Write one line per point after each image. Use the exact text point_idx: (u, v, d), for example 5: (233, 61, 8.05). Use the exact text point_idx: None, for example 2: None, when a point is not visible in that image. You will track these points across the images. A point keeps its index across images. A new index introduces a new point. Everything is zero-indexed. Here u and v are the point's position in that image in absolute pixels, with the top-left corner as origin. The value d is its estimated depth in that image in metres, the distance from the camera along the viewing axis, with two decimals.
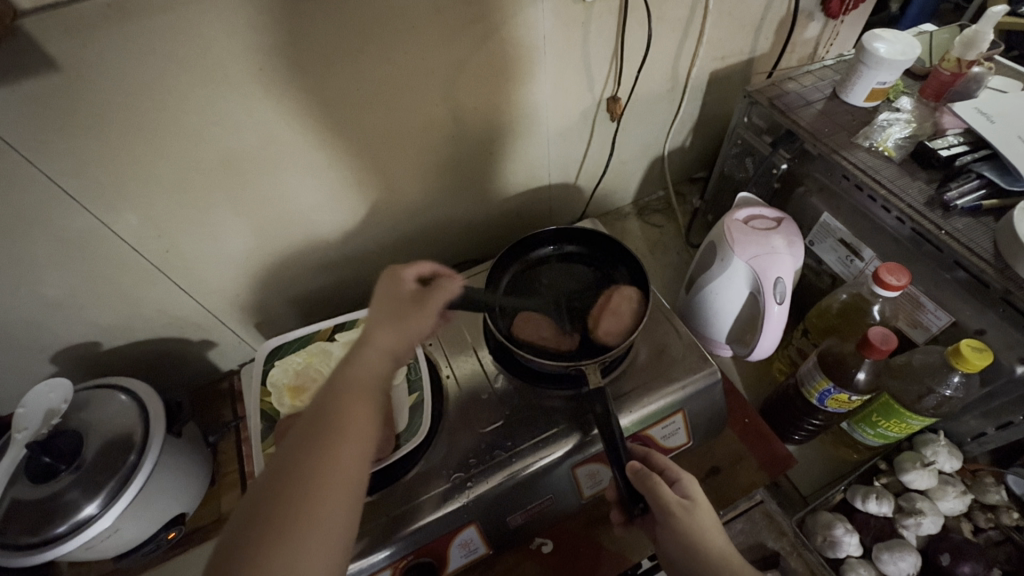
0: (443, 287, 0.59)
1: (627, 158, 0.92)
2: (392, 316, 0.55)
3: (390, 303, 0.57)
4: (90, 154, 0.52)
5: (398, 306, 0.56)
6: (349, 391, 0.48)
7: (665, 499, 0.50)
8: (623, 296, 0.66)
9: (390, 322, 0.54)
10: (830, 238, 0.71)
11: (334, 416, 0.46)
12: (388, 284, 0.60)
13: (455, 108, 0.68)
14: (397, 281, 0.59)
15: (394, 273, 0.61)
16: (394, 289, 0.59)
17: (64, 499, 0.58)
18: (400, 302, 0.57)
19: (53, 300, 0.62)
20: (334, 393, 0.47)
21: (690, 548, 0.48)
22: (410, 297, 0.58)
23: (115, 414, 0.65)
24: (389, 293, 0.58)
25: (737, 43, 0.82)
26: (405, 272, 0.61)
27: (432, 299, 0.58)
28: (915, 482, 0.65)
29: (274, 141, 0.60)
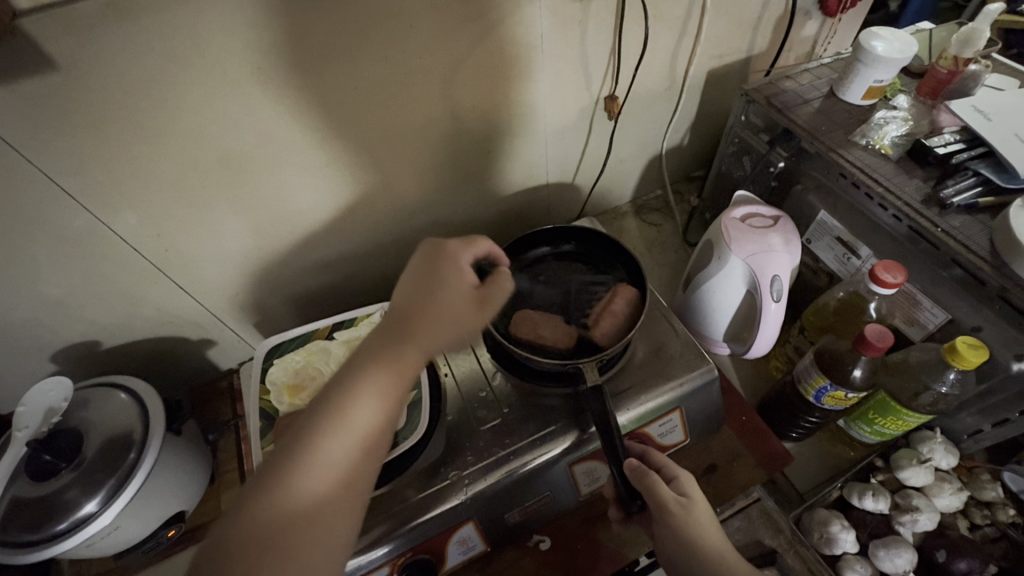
0: (503, 286, 0.54)
1: (625, 156, 0.92)
2: (444, 312, 0.50)
3: (448, 292, 0.51)
4: (89, 153, 0.53)
5: (457, 300, 0.51)
6: (383, 387, 0.46)
7: (663, 498, 0.50)
8: (618, 293, 0.66)
9: (434, 313, 0.50)
10: (827, 236, 0.71)
11: (361, 409, 0.44)
12: (441, 263, 0.53)
13: (453, 106, 0.68)
14: (454, 265, 0.53)
15: (448, 253, 0.54)
16: (452, 275, 0.53)
17: (64, 497, 0.59)
18: (459, 293, 0.52)
19: (53, 299, 0.63)
20: (365, 382, 0.45)
21: (687, 544, 0.49)
22: (469, 291, 0.52)
23: (114, 412, 0.65)
24: (445, 278, 0.52)
25: (734, 41, 0.82)
26: (460, 255, 0.55)
27: (491, 298, 0.53)
28: (912, 479, 0.65)
29: (273, 140, 0.61)
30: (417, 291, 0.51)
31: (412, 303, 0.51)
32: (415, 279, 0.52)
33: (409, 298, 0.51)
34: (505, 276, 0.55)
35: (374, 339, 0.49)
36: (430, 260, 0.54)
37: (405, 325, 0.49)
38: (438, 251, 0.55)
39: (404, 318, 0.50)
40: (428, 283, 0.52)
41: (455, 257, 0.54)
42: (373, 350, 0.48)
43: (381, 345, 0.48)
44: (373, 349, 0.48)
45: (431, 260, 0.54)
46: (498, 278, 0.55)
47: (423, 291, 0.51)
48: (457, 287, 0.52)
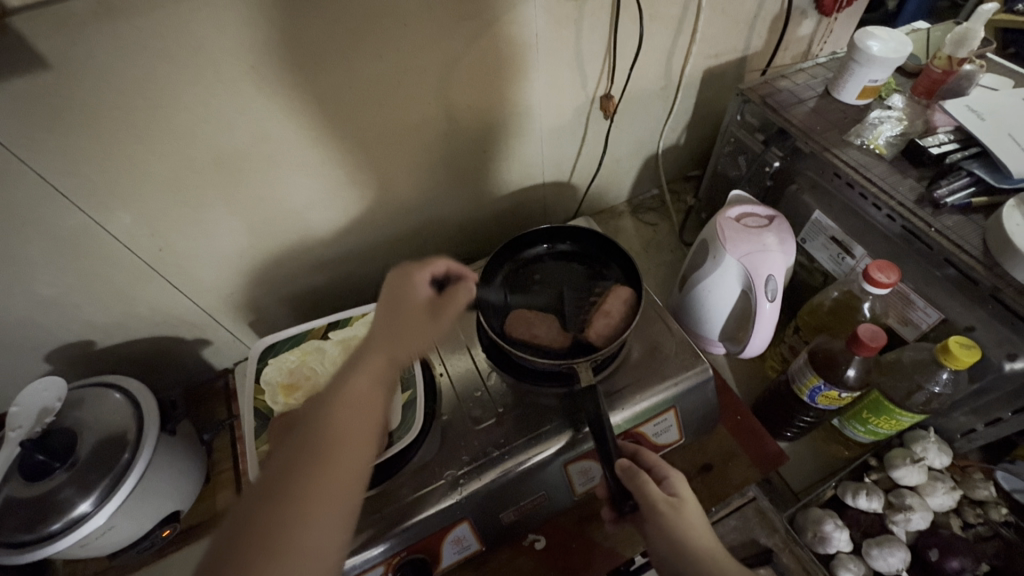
0: (460, 294, 0.59)
1: (621, 156, 0.92)
2: (407, 325, 0.55)
3: (407, 308, 0.57)
4: (82, 152, 0.52)
5: (413, 312, 0.57)
6: (366, 391, 0.49)
7: (653, 497, 0.51)
8: (615, 294, 0.66)
9: (399, 328, 0.55)
10: (821, 235, 0.71)
11: (349, 413, 0.46)
12: (401, 285, 0.59)
13: (448, 105, 0.68)
14: (411, 283, 0.59)
15: (407, 274, 0.60)
16: (408, 292, 0.58)
17: (58, 497, 0.58)
18: (415, 306, 0.57)
19: (47, 299, 0.63)
20: (351, 390, 0.48)
21: (677, 543, 0.49)
22: (426, 304, 0.58)
23: (109, 412, 0.65)
24: (403, 296, 0.58)
25: (731, 40, 0.82)
26: (417, 273, 0.60)
27: (447, 306, 0.58)
28: (905, 478, 0.65)
29: (268, 139, 0.61)
30: (384, 313, 0.57)
31: (381, 323, 0.56)
32: (383, 306, 0.58)
33: (378, 321, 0.56)
34: (464, 287, 0.60)
35: (352, 358, 0.53)
36: (394, 285, 0.59)
37: (375, 340, 0.54)
38: (400, 276, 0.60)
39: (374, 336, 0.54)
40: (391, 305, 0.57)
41: (415, 278, 0.59)
42: (351, 365, 0.52)
43: (359, 359, 0.52)
44: (351, 365, 0.52)
45: (393, 284, 0.60)
46: (456, 291, 0.59)
47: (387, 311, 0.57)
48: (416, 304, 0.57)
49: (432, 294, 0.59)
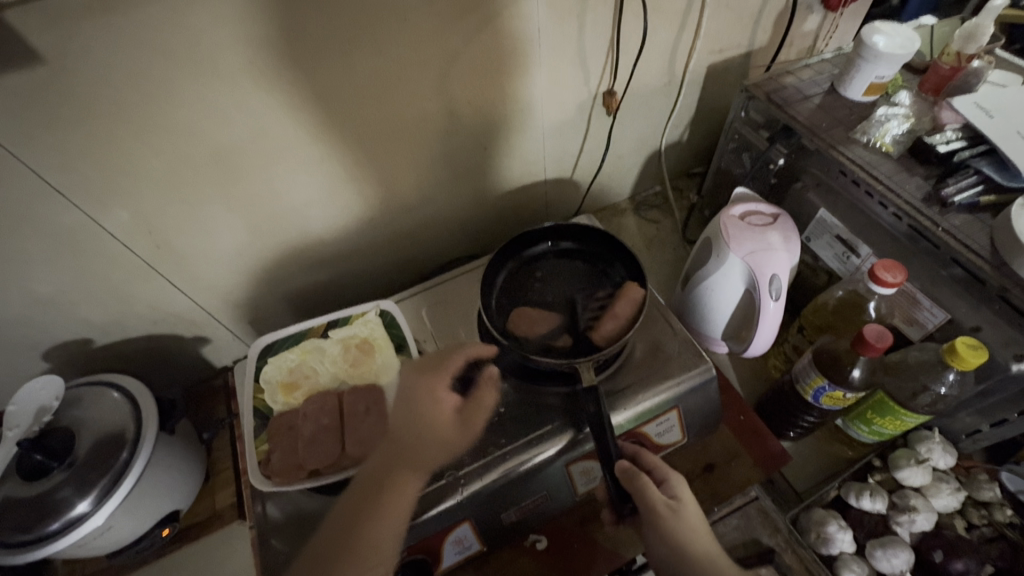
0: (486, 401, 0.61)
1: (624, 153, 0.91)
2: (434, 430, 0.57)
3: (436, 407, 0.58)
4: (77, 149, 0.52)
5: (440, 424, 0.58)
6: (401, 500, 0.53)
7: (653, 500, 0.50)
8: (626, 295, 0.64)
9: (427, 431, 0.57)
10: (826, 234, 0.70)
11: (388, 519, 0.52)
12: (423, 394, 0.59)
13: (449, 102, 0.67)
14: (435, 393, 0.59)
15: (428, 383, 0.60)
16: (434, 403, 0.58)
17: (57, 497, 0.58)
18: (443, 420, 0.58)
19: (44, 296, 0.62)
20: (387, 498, 0.53)
21: (676, 546, 0.49)
22: (453, 405, 0.60)
23: (107, 411, 0.64)
24: (427, 411, 0.58)
25: (735, 36, 0.81)
26: (440, 382, 0.60)
27: (475, 418, 0.60)
28: (909, 479, 0.65)
29: (266, 136, 0.60)
30: (410, 423, 0.57)
31: (406, 436, 0.56)
32: (402, 411, 0.58)
33: (401, 430, 0.57)
34: (488, 386, 0.62)
35: (377, 463, 0.55)
36: (416, 394, 0.59)
37: (404, 445, 0.56)
38: (419, 383, 0.60)
39: (396, 445, 0.56)
40: (414, 417, 0.57)
41: (446, 374, 0.61)
42: (377, 471, 0.55)
43: (388, 467, 0.55)
44: (378, 473, 0.55)
45: (423, 374, 0.61)
46: (484, 386, 0.62)
47: (416, 410, 0.58)
48: (445, 405, 0.59)
49: (458, 400, 0.60)
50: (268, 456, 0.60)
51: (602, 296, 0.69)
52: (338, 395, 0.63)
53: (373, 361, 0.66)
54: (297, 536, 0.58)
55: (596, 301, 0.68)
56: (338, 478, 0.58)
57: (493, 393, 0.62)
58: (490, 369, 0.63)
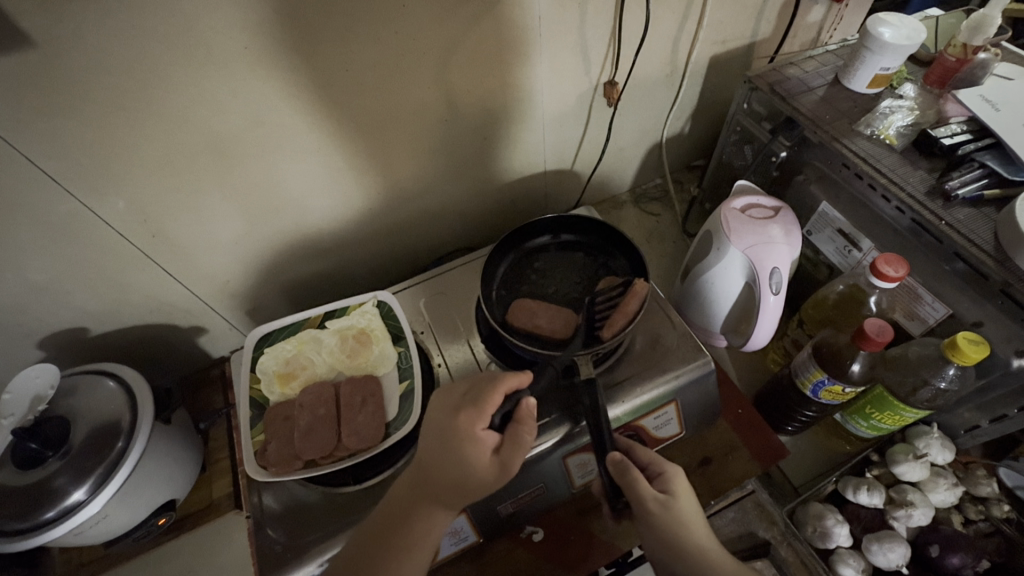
0: (526, 438, 0.50)
1: (625, 144, 0.90)
2: (466, 472, 0.48)
3: (469, 450, 0.49)
4: (70, 136, 0.51)
5: (479, 467, 0.48)
6: (426, 537, 0.50)
7: (642, 496, 0.50)
8: (631, 291, 0.62)
9: (456, 471, 0.49)
10: (828, 228, 0.70)
11: (412, 556, 0.50)
12: (459, 436, 0.49)
13: (448, 91, 0.66)
14: (473, 436, 0.49)
15: (465, 423, 0.49)
16: (473, 445, 0.49)
17: (52, 485, 0.58)
18: (483, 464, 0.49)
19: (38, 285, 0.61)
20: (415, 531, 0.50)
21: (667, 540, 0.49)
22: (486, 452, 0.49)
23: (101, 400, 0.64)
24: (466, 453, 0.49)
25: (738, 27, 0.80)
26: (477, 423, 0.50)
27: (515, 460, 0.49)
28: (907, 474, 0.64)
29: (263, 124, 0.59)
30: (443, 463, 0.49)
31: (438, 475, 0.49)
32: (433, 447, 0.50)
33: (431, 466, 0.50)
34: (526, 424, 0.51)
35: (405, 494, 0.51)
36: (449, 433, 0.50)
37: (434, 479, 0.50)
38: (452, 422, 0.50)
39: (424, 482, 0.50)
40: (448, 456, 0.49)
41: (478, 417, 0.50)
42: (405, 505, 0.51)
43: (414, 501, 0.51)
44: (406, 505, 0.51)
45: (457, 404, 0.51)
46: (521, 422, 0.51)
47: (445, 447, 0.49)
48: (478, 449, 0.49)
49: (497, 438, 0.50)
50: (264, 446, 0.60)
51: (610, 291, 0.65)
52: (335, 386, 0.63)
53: (370, 351, 0.66)
54: (291, 527, 0.58)
55: (605, 301, 0.64)
56: (333, 469, 0.57)
57: (534, 429, 0.51)
58: (528, 403, 0.51)
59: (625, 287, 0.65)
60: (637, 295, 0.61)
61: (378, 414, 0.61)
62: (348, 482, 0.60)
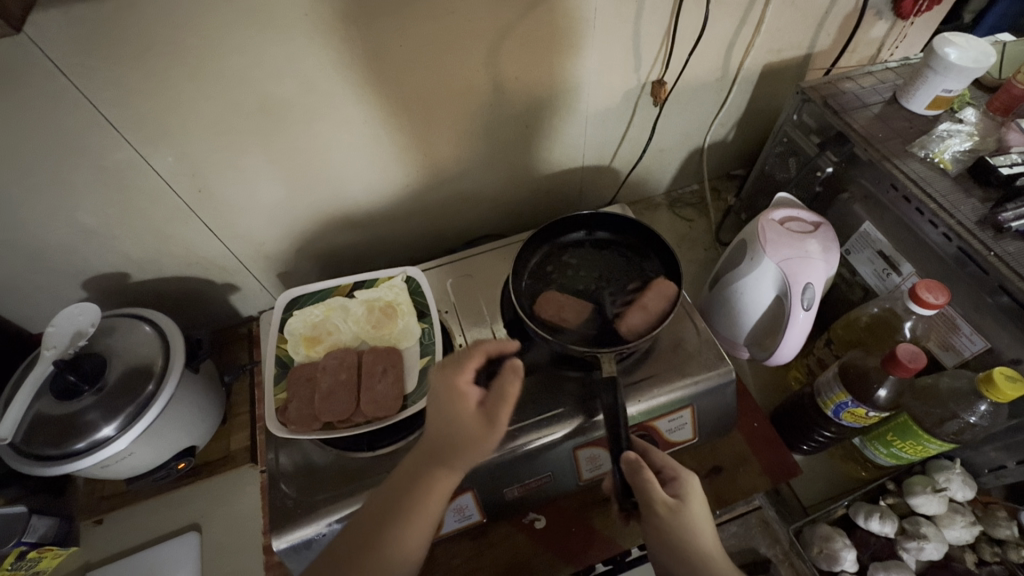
0: (509, 389, 0.50)
1: (666, 146, 0.89)
2: (451, 424, 0.50)
3: (453, 404, 0.51)
4: (132, 86, 0.53)
5: (466, 416, 0.50)
6: (433, 501, 0.50)
7: (653, 499, 0.50)
8: (657, 291, 0.63)
9: (443, 423, 0.51)
10: (868, 249, 0.69)
11: (415, 521, 0.50)
12: (445, 389, 0.52)
13: (497, 75, 0.67)
14: (456, 389, 0.51)
15: (449, 379, 0.52)
16: (458, 395, 0.51)
17: (85, 419, 0.61)
18: (470, 416, 0.50)
19: (88, 227, 0.64)
20: (421, 497, 0.50)
21: (669, 544, 0.49)
22: (471, 406, 0.51)
23: (137, 343, 0.66)
24: (451, 405, 0.51)
25: (796, 36, 0.78)
26: (460, 377, 0.52)
27: (501, 412, 0.50)
28: (923, 506, 0.63)
29: (315, 91, 0.60)
30: (434, 420, 0.51)
31: (436, 435, 0.51)
32: (431, 408, 0.52)
33: (430, 427, 0.52)
34: (510, 376, 0.50)
35: (410, 462, 0.52)
36: (438, 388, 0.52)
37: (432, 440, 0.51)
38: (440, 379, 0.53)
39: (427, 445, 0.51)
40: (439, 410, 0.51)
41: (457, 374, 0.52)
42: (409, 469, 0.52)
43: (417, 464, 0.51)
44: (410, 470, 0.51)
45: (443, 366, 0.54)
46: (504, 377, 0.50)
47: (436, 405, 0.52)
48: (460, 403, 0.51)
49: (481, 393, 0.52)
50: (285, 405, 0.62)
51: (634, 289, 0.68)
52: (358, 355, 0.65)
53: (395, 324, 0.67)
54: (302, 484, 0.60)
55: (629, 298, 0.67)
56: (350, 433, 0.59)
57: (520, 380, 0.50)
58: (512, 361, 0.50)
59: (649, 284, 0.67)
60: (660, 296, 0.63)
61: (396, 386, 0.62)
62: (361, 448, 0.61)
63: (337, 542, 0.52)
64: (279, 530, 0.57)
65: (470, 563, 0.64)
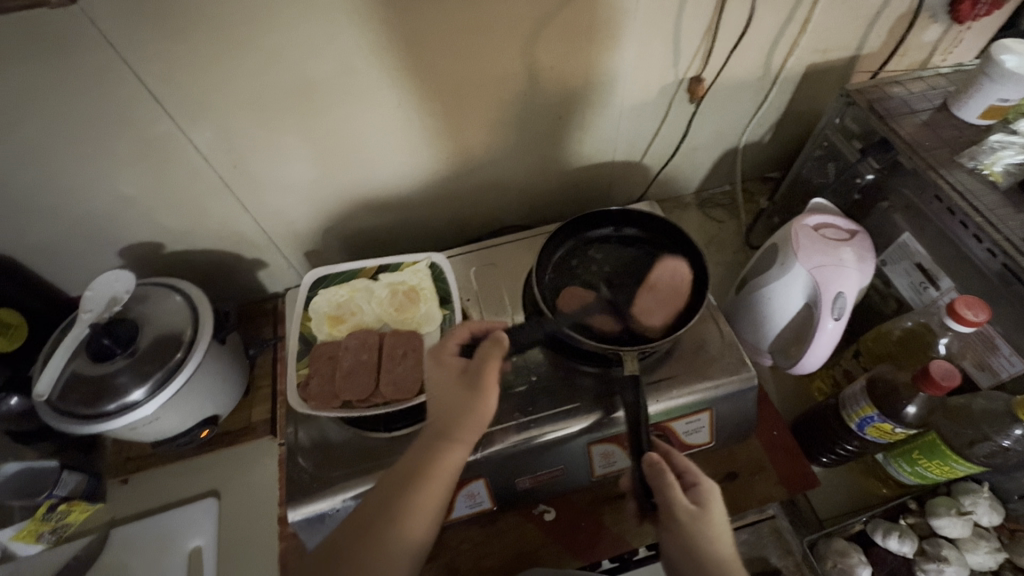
0: (487, 354, 0.54)
1: (699, 145, 0.87)
2: (442, 392, 0.54)
3: (443, 375, 0.55)
4: (175, 61, 0.54)
5: (452, 384, 0.54)
6: (443, 476, 0.50)
7: (674, 504, 0.50)
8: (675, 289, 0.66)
9: (439, 393, 0.55)
10: (906, 260, 0.67)
11: (426, 497, 0.48)
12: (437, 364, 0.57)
13: (532, 65, 0.66)
14: (443, 362, 0.57)
15: (439, 355, 0.58)
16: (443, 366, 0.56)
17: (116, 381, 0.63)
18: (455, 382, 0.54)
19: (127, 197, 0.66)
20: (432, 472, 0.49)
21: (688, 550, 0.48)
22: (457, 374, 0.55)
23: (168, 312, 0.68)
24: (439, 376, 0.56)
25: (844, 37, 0.75)
26: (447, 352, 0.58)
27: (482, 373, 0.53)
28: (946, 529, 0.61)
29: (350, 73, 0.61)
30: (433, 394, 0.55)
31: (438, 409, 0.53)
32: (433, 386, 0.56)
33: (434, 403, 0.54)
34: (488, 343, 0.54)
35: (420, 440, 0.52)
36: (432, 366, 0.58)
37: (438, 413, 0.53)
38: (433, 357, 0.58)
39: (434, 421, 0.52)
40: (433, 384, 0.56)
41: (445, 350, 0.58)
42: (419, 446, 0.51)
43: (426, 440, 0.51)
44: (420, 446, 0.51)
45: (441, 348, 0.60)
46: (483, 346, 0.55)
47: (434, 381, 0.56)
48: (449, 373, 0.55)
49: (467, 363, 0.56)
50: (307, 381, 0.63)
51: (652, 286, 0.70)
52: (379, 336, 0.66)
53: (417, 309, 0.68)
54: (319, 459, 0.61)
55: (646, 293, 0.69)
56: (367, 413, 0.60)
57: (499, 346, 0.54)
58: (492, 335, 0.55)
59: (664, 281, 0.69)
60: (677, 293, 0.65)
61: (415, 371, 0.63)
62: (378, 429, 0.62)
63: (347, 522, 0.49)
64: (294, 503, 0.58)
65: (477, 549, 0.64)
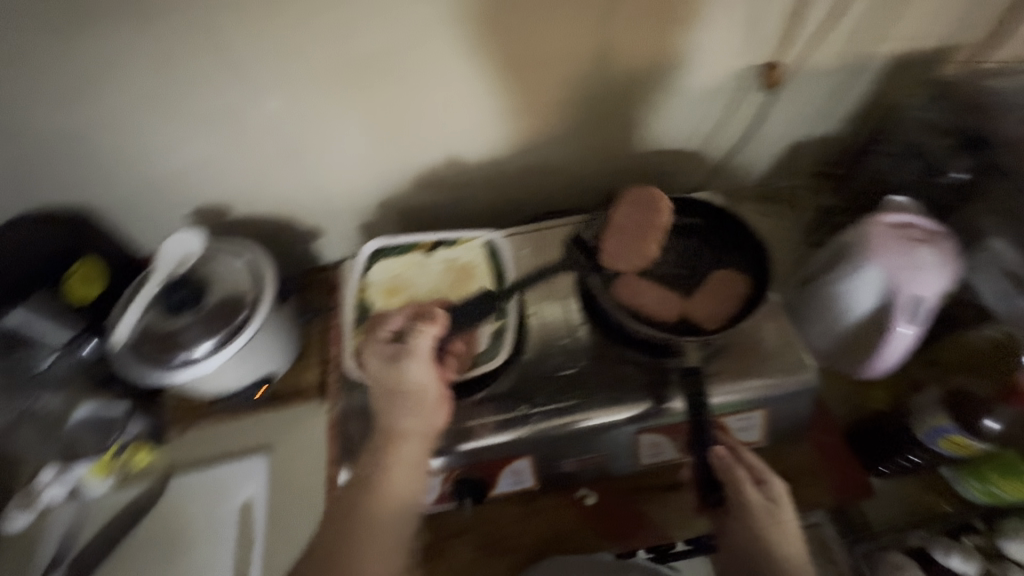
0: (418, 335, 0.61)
1: (768, 136, 0.82)
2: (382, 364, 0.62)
3: (379, 349, 0.62)
4: (264, 27, 0.57)
5: (387, 359, 0.62)
6: (407, 440, 0.59)
7: (746, 497, 0.61)
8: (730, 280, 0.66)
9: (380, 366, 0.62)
10: (994, 265, 0.63)
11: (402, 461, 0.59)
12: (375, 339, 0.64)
13: (604, 46, 0.66)
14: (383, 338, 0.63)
15: (377, 331, 0.64)
16: (380, 343, 0.63)
17: (185, 334, 0.66)
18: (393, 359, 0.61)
19: (202, 159, 0.69)
20: (398, 438, 0.59)
21: (755, 537, 0.59)
22: (392, 349, 0.62)
23: (233, 273, 0.71)
24: (378, 350, 0.63)
25: (936, 27, 0.71)
26: (386, 328, 0.64)
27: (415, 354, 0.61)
28: (1016, 552, 0.59)
29: (423, 47, 0.62)
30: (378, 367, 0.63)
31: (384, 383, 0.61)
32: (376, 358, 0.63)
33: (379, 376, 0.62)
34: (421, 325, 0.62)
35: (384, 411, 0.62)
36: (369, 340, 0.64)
37: (389, 390, 0.61)
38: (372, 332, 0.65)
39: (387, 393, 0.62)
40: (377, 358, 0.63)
41: (382, 326, 0.64)
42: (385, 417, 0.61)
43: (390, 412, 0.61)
44: (386, 416, 0.61)
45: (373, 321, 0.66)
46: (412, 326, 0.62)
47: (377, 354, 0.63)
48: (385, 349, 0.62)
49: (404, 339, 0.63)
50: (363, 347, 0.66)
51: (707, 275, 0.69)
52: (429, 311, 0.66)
53: (472, 285, 0.70)
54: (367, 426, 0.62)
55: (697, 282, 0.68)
56: (412, 385, 0.61)
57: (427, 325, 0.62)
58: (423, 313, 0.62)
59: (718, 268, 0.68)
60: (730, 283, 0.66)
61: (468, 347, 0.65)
62: None
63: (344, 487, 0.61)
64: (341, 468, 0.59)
65: (516, 525, 0.65)
